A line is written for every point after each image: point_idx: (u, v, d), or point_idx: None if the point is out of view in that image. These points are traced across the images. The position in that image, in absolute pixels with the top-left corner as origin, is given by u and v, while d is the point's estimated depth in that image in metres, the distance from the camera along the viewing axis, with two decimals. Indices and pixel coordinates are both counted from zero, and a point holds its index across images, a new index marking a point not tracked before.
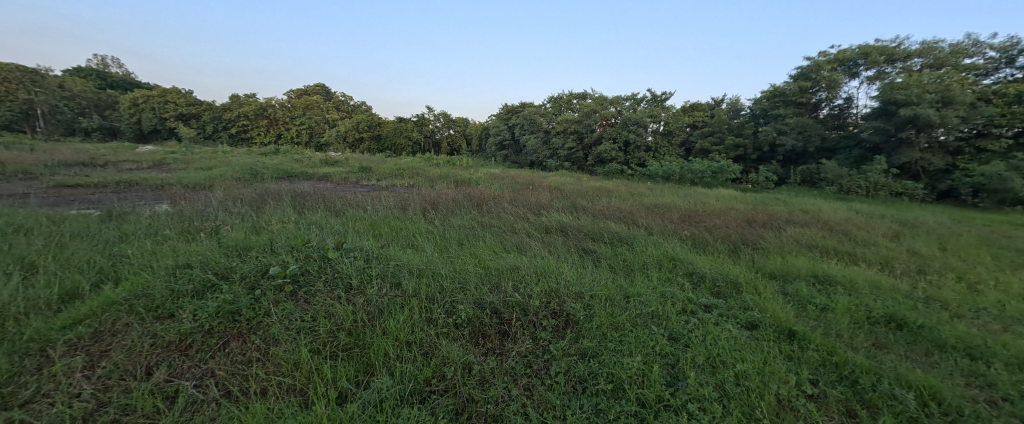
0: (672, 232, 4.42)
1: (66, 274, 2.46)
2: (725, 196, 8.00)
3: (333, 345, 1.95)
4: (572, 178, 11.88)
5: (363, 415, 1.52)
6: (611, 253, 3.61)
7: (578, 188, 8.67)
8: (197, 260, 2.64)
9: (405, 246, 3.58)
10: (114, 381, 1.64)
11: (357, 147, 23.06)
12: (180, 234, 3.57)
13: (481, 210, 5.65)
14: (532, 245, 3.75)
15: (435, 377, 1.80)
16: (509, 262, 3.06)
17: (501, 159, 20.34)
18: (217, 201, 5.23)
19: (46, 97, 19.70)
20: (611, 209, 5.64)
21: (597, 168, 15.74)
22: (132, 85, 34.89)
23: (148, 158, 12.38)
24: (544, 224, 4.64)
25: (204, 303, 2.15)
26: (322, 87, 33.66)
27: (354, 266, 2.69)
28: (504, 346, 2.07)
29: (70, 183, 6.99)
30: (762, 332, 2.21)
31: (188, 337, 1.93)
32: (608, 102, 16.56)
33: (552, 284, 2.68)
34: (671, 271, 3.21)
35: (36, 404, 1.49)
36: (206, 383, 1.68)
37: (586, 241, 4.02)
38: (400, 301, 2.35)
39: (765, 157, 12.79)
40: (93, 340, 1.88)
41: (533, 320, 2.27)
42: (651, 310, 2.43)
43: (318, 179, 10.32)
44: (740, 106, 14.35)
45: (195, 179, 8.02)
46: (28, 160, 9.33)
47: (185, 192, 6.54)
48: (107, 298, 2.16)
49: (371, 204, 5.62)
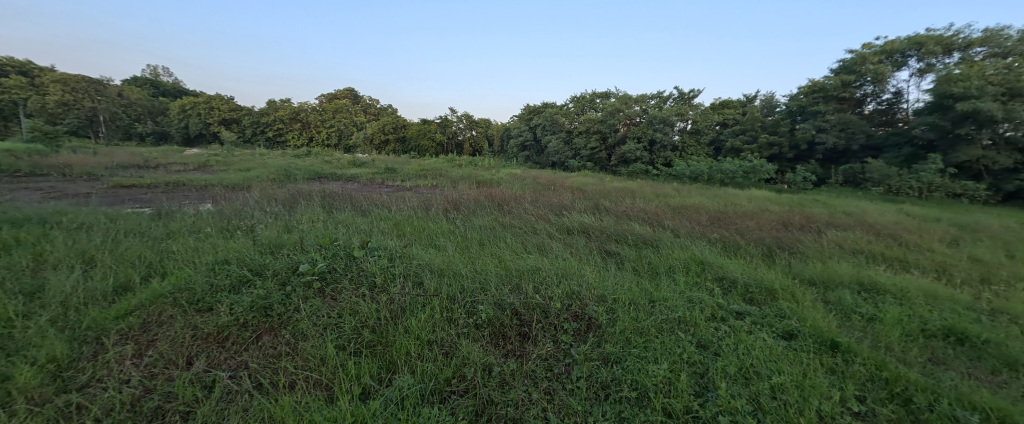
0: (701, 235, 4.24)
1: (120, 268, 2.65)
2: (758, 197, 7.61)
3: (357, 341, 2.00)
4: (595, 179, 11.70)
5: (385, 412, 1.53)
6: (635, 256, 3.51)
7: (601, 189, 8.50)
8: (234, 257, 2.77)
9: (427, 245, 3.63)
10: (158, 369, 1.74)
11: (383, 149, 23.78)
12: (219, 232, 3.78)
13: (503, 210, 5.69)
14: (553, 246, 3.71)
15: (455, 377, 1.80)
16: (530, 264, 3.03)
17: (522, 159, 20.35)
18: (253, 201, 5.51)
19: (107, 105, 21.61)
20: (635, 211, 5.49)
21: (620, 168, 15.43)
22: (180, 92, 37.47)
23: (194, 160, 13.29)
24: (565, 225, 4.59)
25: (240, 297, 2.26)
26: (351, 91, 35.05)
27: (378, 264, 2.75)
28: (524, 348, 2.05)
29: (127, 184, 7.61)
30: (800, 342, 2.07)
31: (225, 330, 2.03)
32: (633, 101, 16.19)
33: (573, 286, 2.62)
34: (700, 275, 3.08)
35: (91, 388, 1.59)
36: (240, 374, 1.76)
37: (609, 243, 3.94)
38: (422, 300, 2.38)
39: (803, 156, 12.08)
40: (142, 329, 2.01)
41: (554, 322, 2.24)
42: (677, 315, 2.33)
43: (346, 179, 10.74)
44: (775, 103, 13.74)
45: (234, 180, 8.52)
46: (90, 162, 10.21)
47: (225, 192, 6.94)
48: (156, 291, 2.31)
49: (395, 204, 5.77)
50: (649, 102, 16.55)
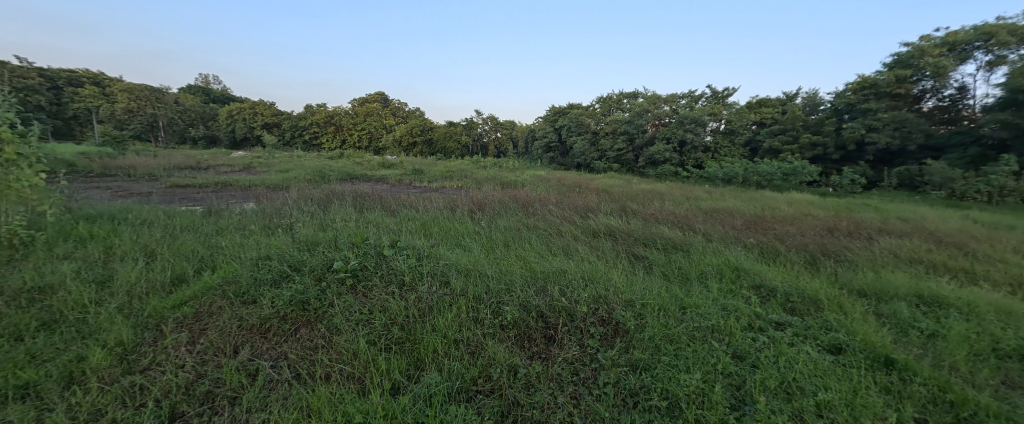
0: (736, 240, 4.04)
1: (176, 261, 2.88)
2: (800, 201, 7.16)
3: (387, 338, 2.06)
4: (622, 181, 11.46)
5: (414, 408, 1.57)
6: (665, 260, 3.39)
7: (628, 191, 8.31)
8: (275, 253, 2.94)
9: (453, 246, 3.69)
10: (209, 356, 1.87)
11: (411, 151, 24.44)
12: (261, 230, 4.01)
13: (527, 212, 5.69)
14: (579, 249, 3.67)
15: (481, 377, 1.82)
16: (555, 266, 3.01)
17: (547, 161, 20.28)
18: (292, 201, 5.82)
19: (165, 111, 23.59)
20: (664, 214, 5.32)
21: (648, 170, 15.03)
22: (228, 98, 40.29)
23: (239, 162, 14.25)
24: (591, 227, 4.52)
25: (280, 292, 2.40)
26: (381, 96, 36.39)
27: (406, 263, 2.82)
28: (550, 351, 2.04)
29: (181, 184, 8.26)
30: (847, 358, 1.93)
31: (267, 322, 2.16)
32: (663, 100, 15.73)
33: (600, 290, 2.58)
34: (734, 282, 2.94)
35: (151, 371, 1.74)
36: (280, 364, 1.86)
37: (636, 246, 3.84)
38: (449, 299, 2.42)
39: (850, 157, 11.26)
40: (195, 318, 2.17)
41: (580, 326, 2.21)
42: (710, 323, 2.24)
43: (376, 180, 11.12)
44: (819, 100, 12.98)
45: (275, 180, 9.04)
46: (151, 164, 11.17)
47: (266, 192, 7.39)
48: (206, 284, 2.49)
49: (422, 205, 5.92)
50: (680, 101, 16.04)
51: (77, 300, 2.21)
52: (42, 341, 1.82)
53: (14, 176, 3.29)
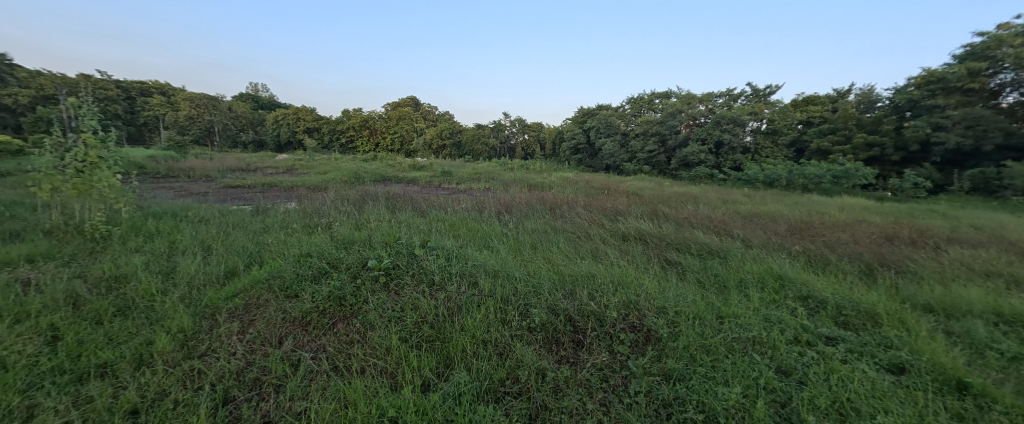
0: (779, 247, 3.79)
1: (229, 256, 3.11)
2: (852, 206, 6.61)
3: (418, 335, 2.11)
4: (653, 183, 11.12)
5: (444, 405, 1.60)
6: (700, 267, 3.25)
7: (660, 194, 8.02)
8: (315, 251, 3.11)
9: (481, 247, 3.73)
10: (257, 345, 2.00)
11: (440, 154, 25.08)
12: (301, 228, 4.24)
13: (554, 214, 5.65)
14: (608, 253, 3.59)
15: (509, 379, 1.82)
16: (584, 270, 2.96)
17: (575, 163, 20.04)
18: (330, 201, 6.13)
19: (220, 118, 25.64)
20: (699, 218, 5.10)
21: (681, 172, 14.47)
22: (274, 105, 43.24)
23: (283, 164, 15.23)
24: (621, 231, 4.42)
25: (319, 287, 2.53)
26: (413, 100, 37.59)
27: (436, 263, 2.89)
28: (578, 356, 2.01)
29: (232, 184, 8.94)
30: (910, 378, 1.76)
31: (308, 316, 2.28)
32: (698, 100, 15.11)
33: (630, 295, 2.51)
34: (778, 292, 2.76)
35: (207, 357, 1.88)
36: (320, 356, 1.96)
37: (669, 251, 3.70)
38: (477, 300, 2.45)
39: (912, 158, 10.27)
40: (245, 310, 2.34)
41: (610, 331, 2.16)
42: (751, 334, 2.11)
43: (407, 181, 11.49)
44: (876, 97, 11.93)
45: (314, 181, 9.57)
46: (207, 166, 12.18)
47: (307, 192, 7.83)
48: (254, 278, 2.67)
49: (450, 206, 6.02)
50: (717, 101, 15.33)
51: (146, 289, 2.44)
52: (118, 325, 2.03)
53: (97, 177, 3.70)
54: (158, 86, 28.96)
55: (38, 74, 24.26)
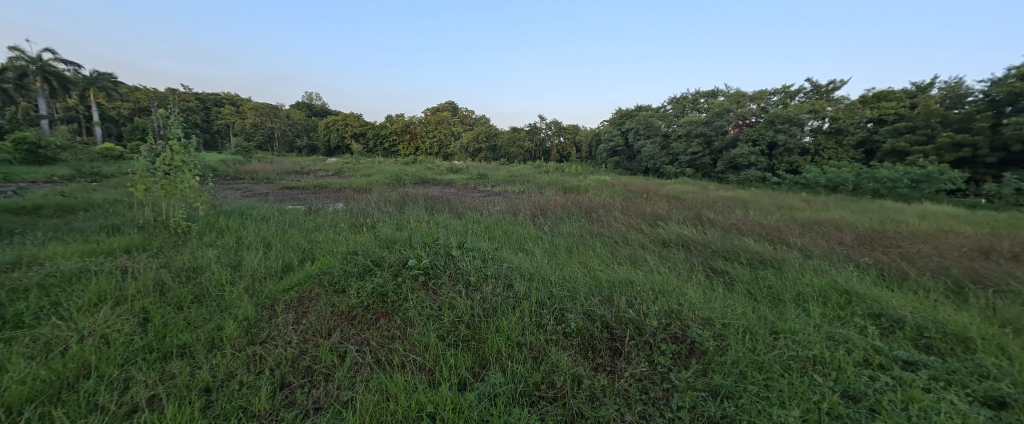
0: (844, 258, 3.43)
1: (286, 252, 3.38)
2: (936, 214, 5.84)
3: (454, 334, 2.16)
4: (696, 187, 10.57)
5: (480, 405, 1.62)
6: (750, 277, 3.02)
7: (705, 198, 7.58)
8: (360, 249, 3.29)
9: (516, 249, 3.75)
10: (309, 336, 2.15)
11: (476, 157, 25.58)
12: (348, 228, 4.50)
13: (590, 218, 5.54)
14: (647, 259, 3.45)
15: (545, 383, 1.81)
16: (622, 275, 2.87)
17: (612, 165, 19.55)
18: (373, 202, 6.45)
19: (279, 125, 28.00)
20: (749, 224, 4.76)
21: (728, 175, 13.61)
22: (325, 112, 46.61)
23: (332, 167, 16.33)
24: (661, 236, 4.23)
25: (364, 284, 2.67)
26: (451, 105, 38.76)
27: (472, 264, 2.94)
28: (616, 364, 1.95)
29: (289, 186, 9.71)
30: (1012, 414, 1.51)
31: (353, 310, 2.41)
32: (748, 98, 14.16)
33: (672, 303, 2.40)
34: (843, 309, 2.50)
35: (267, 344, 2.05)
36: (364, 349, 2.06)
37: (715, 259, 3.49)
38: (512, 302, 2.47)
39: (1014, 160, 8.87)
40: (299, 302, 2.52)
41: (649, 341, 2.08)
42: (811, 353, 1.93)
43: (444, 184, 11.86)
44: (967, 91, 10.47)
45: (359, 184, 10.15)
46: (268, 169, 13.37)
47: (353, 194, 8.31)
48: (307, 273, 2.87)
49: (486, 208, 6.10)
50: (770, 98, 14.25)
51: (218, 279, 2.72)
52: (195, 311, 2.27)
53: (180, 179, 4.18)
54: (229, 97, 32.25)
55: (135, 90, 27.97)
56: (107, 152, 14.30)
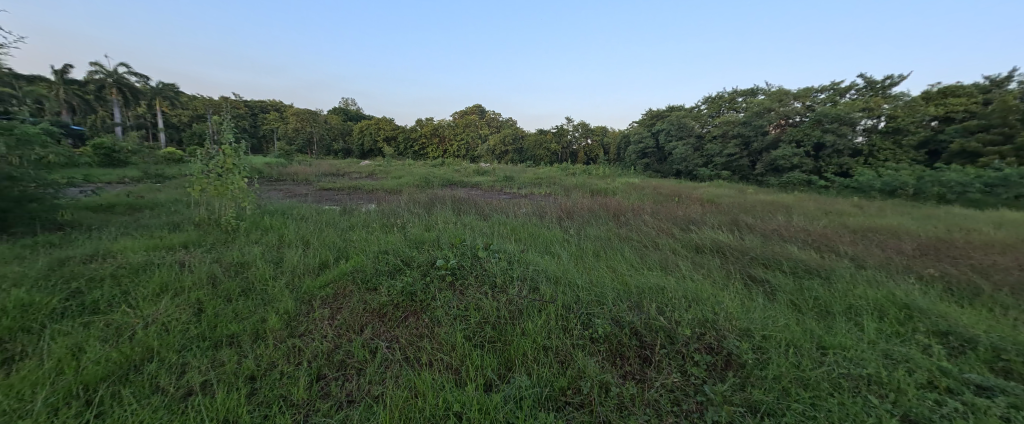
0: (903, 270, 3.13)
1: (322, 250, 3.56)
2: (1016, 222, 5.19)
3: (481, 335, 2.18)
4: (733, 190, 10.07)
5: (506, 407, 1.62)
6: (794, 287, 2.83)
7: (743, 202, 7.19)
8: (391, 249, 3.40)
9: (542, 252, 3.73)
10: (343, 331, 2.24)
11: (503, 159, 25.76)
12: (379, 228, 4.66)
13: (618, 221, 5.41)
14: (679, 264, 3.32)
15: (571, 389, 1.78)
16: (652, 281, 2.78)
17: (642, 167, 19.04)
18: (403, 204, 6.65)
19: (317, 129, 29.55)
20: (792, 230, 4.46)
21: (769, 178, 12.86)
22: (360, 117, 48.82)
23: (366, 169, 17.03)
24: (694, 241, 4.06)
25: (394, 282, 2.76)
26: (478, 108, 39.39)
27: (499, 266, 2.96)
28: (646, 373, 1.89)
29: (326, 187, 10.24)
30: None
31: (384, 308, 2.49)
32: (792, 96, 13.31)
33: (707, 312, 2.30)
34: (901, 324, 2.29)
35: (305, 337, 2.16)
36: (393, 346, 2.12)
37: (754, 267, 3.29)
38: (538, 306, 2.45)
39: None
40: (334, 298, 2.64)
41: (682, 350, 1.99)
42: (865, 372, 1.78)
43: (471, 186, 12.02)
44: None
45: (390, 185, 10.50)
46: (307, 171, 14.16)
47: (385, 195, 8.62)
48: (341, 271, 3.00)
49: (512, 211, 6.12)
50: (817, 96, 13.32)
51: (262, 274, 2.90)
52: (242, 304, 2.44)
53: (231, 180, 4.51)
54: (274, 104, 34.48)
55: (193, 99, 30.54)
56: (170, 155, 15.71)
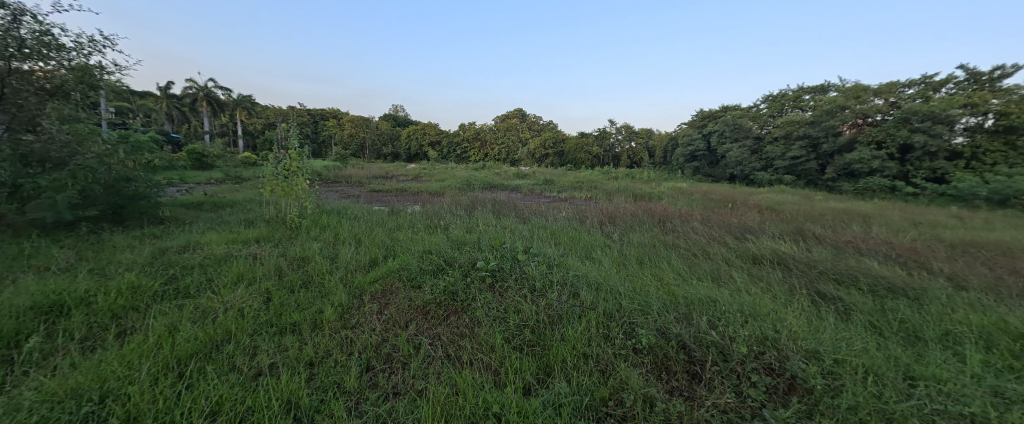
0: (1019, 295, 2.64)
1: (372, 248, 3.78)
2: None
3: (520, 338, 2.18)
4: (796, 197, 9.18)
5: (545, 412, 1.60)
6: (873, 307, 2.50)
7: (809, 210, 6.53)
8: (434, 249, 3.52)
9: (583, 257, 3.66)
10: (390, 326, 2.36)
11: (543, 162, 25.74)
12: (424, 228, 4.86)
13: (664, 227, 5.15)
14: (733, 276, 3.09)
15: (612, 400, 1.72)
16: (702, 293, 2.61)
17: (691, 172, 18.05)
18: (447, 206, 6.89)
19: (370, 135, 31.56)
20: (871, 243, 3.96)
21: (841, 184, 11.56)
22: (407, 123, 51.61)
23: (412, 172, 17.87)
24: (750, 251, 3.76)
25: (438, 281, 2.86)
26: (520, 112, 39.82)
27: (538, 270, 2.95)
28: (695, 391, 1.77)
29: (376, 189, 10.90)
30: None
31: (427, 306, 2.59)
32: (872, 92, 11.85)
33: (766, 329, 2.11)
34: (1017, 359, 1.93)
35: (356, 329, 2.30)
36: (436, 343, 2.19)
37: (823, 282, 2.97)
38: (578, 311, 2.40)
39: None
40: (381, 294, 2.79)
41: (737, 369, 1.85)
42: (966, 411, 1.52)
43: (511, 189, 12.14)
44: None
45: (434, 188, 10.93)
46: (360, 174, 15.16)
47: (429, 197, 8.99)
48: (389, 268, 3.16)
49: (552, 214, 6.08)
50: (904, 91, 11.69)
51: (320, 268, 3.15)
52: (303, 295, 2.66)
53: (295, 182, 4.95)
54: (333, 112, 37.43)
55: (266, 109, 34.04)
56: (246, 160, 17.65)
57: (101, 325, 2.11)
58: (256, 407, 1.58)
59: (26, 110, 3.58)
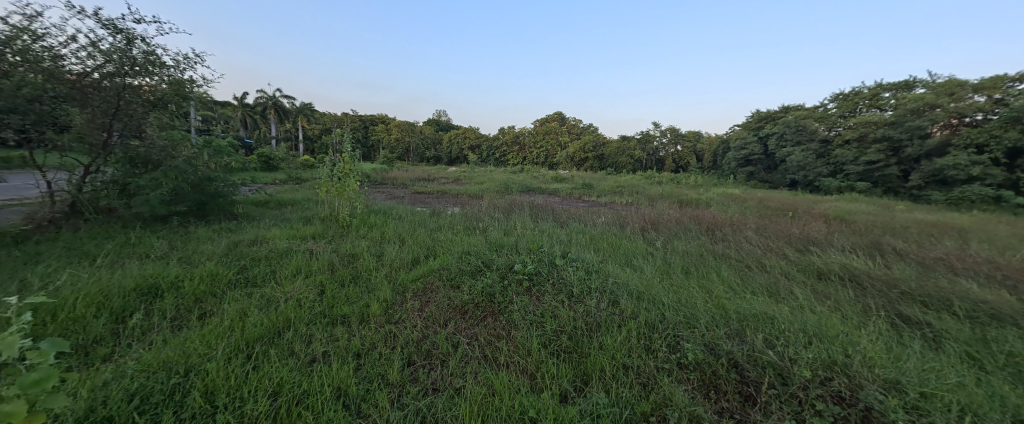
0: None
1: (414, 247, 3.94)
2: None
3: (557, 343, 2.15)
4: (870, 206, 8.21)
5: (582, 421, 1.56)
6: (971, 336, 2.16)
7: (887, 222, 5.80)
8: (472, 251, 3.59)
9: (623, 264, 3.54)
10: (430, 323, 2.44)
11: (582, 166, 25.36)
12: (463, 230, 4.97)
13: (713, 236, 4.84)
14: (793, 292, 2.82)
15: (655, 415, 1.64)
16: (756, 308, 2.41)
17: (744, 177, 16.80)
18: (485, 208, 6.98)
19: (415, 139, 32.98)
20: (967, 261, 3.43)
21: (928, 193, 10.15)
22: (450, 127, 53.39)
23: (453, 175, 18.40)
24: (814, 266, 3.41)
25: (476, 282, 2.91)
26: (559, 115, 39.55)
27: (576, 275, 2.90)
28: (749, 415, 1.63)
29: (419, 190, 11.35)
30: None
31: (466, 306, 2.64)
32: (971, 88, 10.29)
33: (834, 353, 1.90)
34: None
35: (399, 324, 2.40)
36: (473, 343, 2.23)
37: (906, 304, 2.61)
38: (618, 320, 2.33)
39: None
40: (422, 292, 2.89)
41: (798, 395, 1.68)
42: None
43: (549, 192, 12.08)
44: None
45: (473, 190, 11.17)
46: (405, 176, 15.87)
47: (469, 199, 9.18)
48: (430, 267, 3.27)
49: (591, 219, 5.96)
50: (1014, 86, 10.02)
51: (367, 265, 3.34)
52: (351, 289, 2.83)
53: (347, 183, 5.29)
54: (382, 118, 39.68)
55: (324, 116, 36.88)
56: (306, 163, 19.25)
57: (187, 307, 2.40)
58: (310, 391, 1.70)
59: (135, 119, 4.13)
